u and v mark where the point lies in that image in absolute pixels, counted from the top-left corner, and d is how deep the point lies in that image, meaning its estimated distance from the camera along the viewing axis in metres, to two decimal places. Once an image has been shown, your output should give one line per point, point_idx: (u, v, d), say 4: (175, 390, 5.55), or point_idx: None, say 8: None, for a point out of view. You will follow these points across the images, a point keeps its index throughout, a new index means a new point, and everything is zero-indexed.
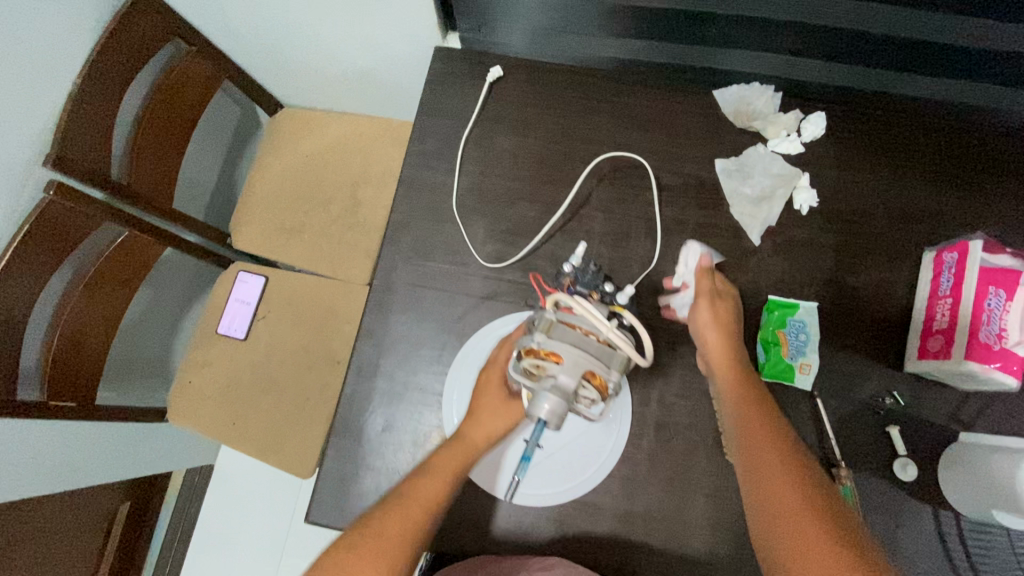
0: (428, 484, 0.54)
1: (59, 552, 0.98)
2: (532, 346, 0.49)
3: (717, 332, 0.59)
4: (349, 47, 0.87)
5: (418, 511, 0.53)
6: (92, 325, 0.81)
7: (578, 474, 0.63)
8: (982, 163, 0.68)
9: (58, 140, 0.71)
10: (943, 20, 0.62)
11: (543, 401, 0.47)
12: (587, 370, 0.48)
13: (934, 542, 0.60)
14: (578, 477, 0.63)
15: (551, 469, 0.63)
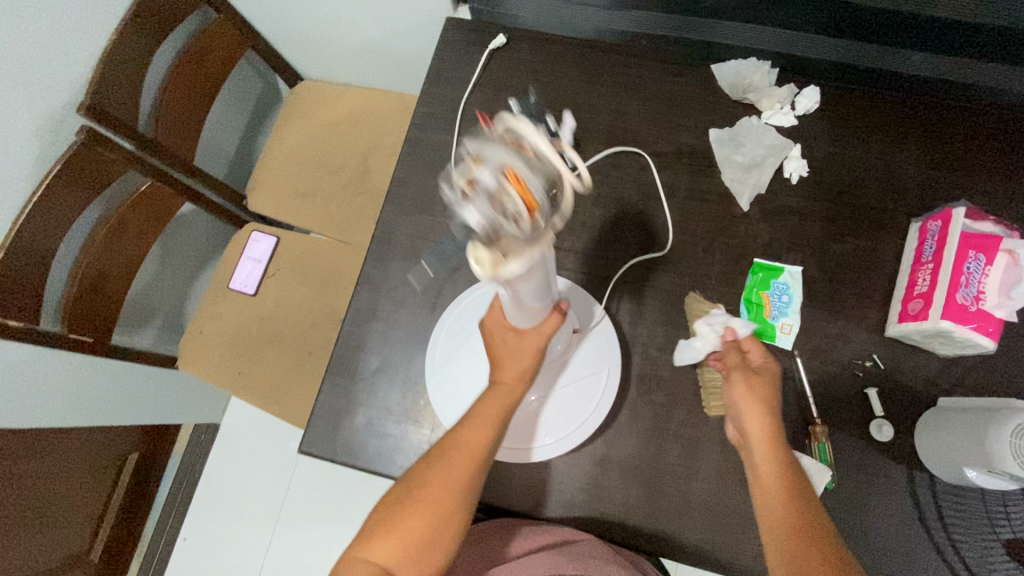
0: (460, 448, 0.51)
1: (71, 489, 1.03)
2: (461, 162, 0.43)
3: (757, 409, 0.55)
4: (365, 18, 0.92)
5: (453, 480, 0.51)
6: (114, 267, 0.86)
7: (578, 420, 0.64)
8: (975, 139, 0.69)
9: (92, 89, 0.76)
10: None
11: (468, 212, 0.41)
12: (510, 166, 0.40)
13: (909, 503, 0.61)
14: (576, 425, 0.64)
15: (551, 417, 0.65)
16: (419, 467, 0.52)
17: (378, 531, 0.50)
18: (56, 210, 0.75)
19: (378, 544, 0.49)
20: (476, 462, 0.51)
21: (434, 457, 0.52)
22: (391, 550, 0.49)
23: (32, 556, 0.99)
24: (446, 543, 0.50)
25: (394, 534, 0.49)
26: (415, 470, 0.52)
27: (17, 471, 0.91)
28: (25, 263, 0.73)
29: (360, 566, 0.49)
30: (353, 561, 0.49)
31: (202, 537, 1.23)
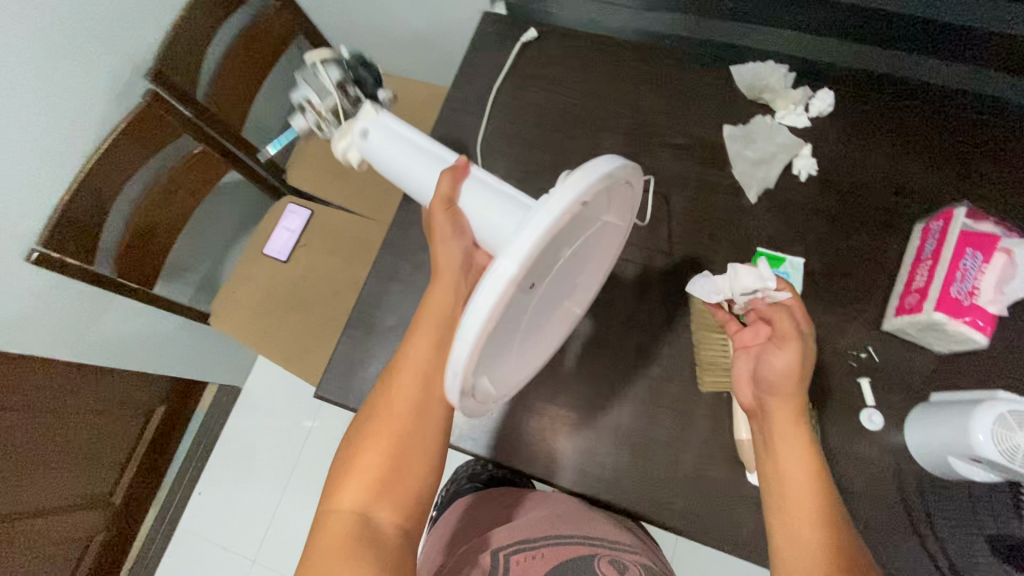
0: (400, 387, 0.57)
1: (105, 431, 1.11)
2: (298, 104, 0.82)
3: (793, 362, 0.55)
4: (408, 10, 0.99)
5: (398, 418, 0.57)
6: (161, 223, 0.95)
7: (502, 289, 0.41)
8: (982, 146, 0.71)
9: (160, 57, 0.85)
10: None
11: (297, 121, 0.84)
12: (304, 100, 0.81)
13: (894, 490, 0.62)
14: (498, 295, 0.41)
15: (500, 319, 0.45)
16: (367, 414, 0.58)
17: (346, 473, 0.56)
18: (119, 162, 0.83)
19: (348, 491, 0.55)
20: (415, 396, 0.57)
21: (378, 403, 0.58)
22: (358, 492, 0.55)
23: (65, 490, 1.06)
24: (410, 477, 0.56)
25: (357, 476, 0.55)
26: (363, 418, 0.58)
27: (62, 407, 0.99)
28: (88, 206, 0.81)
29: (340, 505, 0.55)
30: (330, 513, 0.54)
31: (224, 493, 1.35)
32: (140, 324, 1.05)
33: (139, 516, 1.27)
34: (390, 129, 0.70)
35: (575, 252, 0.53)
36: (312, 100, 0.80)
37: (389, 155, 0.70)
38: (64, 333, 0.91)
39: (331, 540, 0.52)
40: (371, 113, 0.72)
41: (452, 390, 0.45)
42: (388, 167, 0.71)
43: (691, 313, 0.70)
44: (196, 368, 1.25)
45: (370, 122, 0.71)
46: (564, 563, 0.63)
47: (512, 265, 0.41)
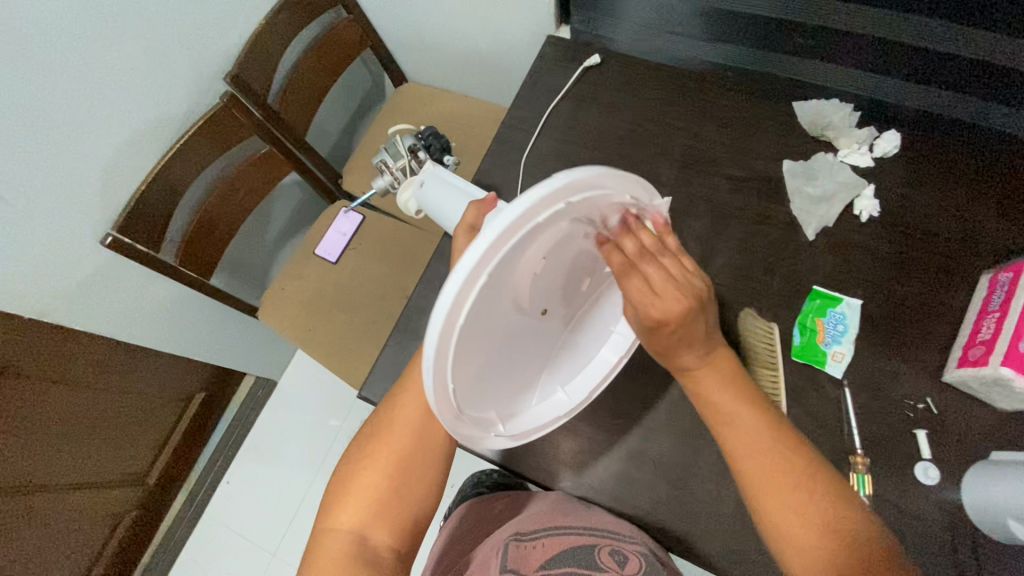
0: (402, 409, 0.57)
1: (146, 412, 1.16)
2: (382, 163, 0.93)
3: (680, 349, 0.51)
4: (474, 29, 1.02)
5: (398, 440, 0.56)
6: (225, 219, 0.99)
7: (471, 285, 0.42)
8: None
9: (239, 62, 0.90)
10: None
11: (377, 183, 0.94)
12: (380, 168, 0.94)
13: (948, 551, 0.59)
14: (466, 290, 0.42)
15: (478, 318, 0.44)
16: (366, 433, 0.58)
17: (345, 493, 0.55)
18: (192, 159, 0.89)
19: (345, 511, 0.55)
20: (416, 420, 0.57)
21: (378, 424, 0.57)
22: (355, 513, 0.54)
23: (106, 464, 1.11)
24: (406, 498, 0.56)
25: (354, 496, 0.55)
26: (363, 437, 0.58)
27: (112, 384, 1.04)
28: (160, 198, 0.87)
29: (338, 525, 0.54)
30: (326, 532, 0.54)
31: (249, 482, 1.37)
32: (191, 312, 1.09)
33: (171, 495, 1.32)
34: (447, 181, 0.73)
35: (576, 270, 0.52)
36: (387, 161, 0.93)
37: (443, 205, 0.72)
38: (122, 313, 0.96)
39: (328, 560, 0.52)
40: (430, 169, 0.77)
41: (428, 385, 0.45)
42: (440, 215, 0.74)
43: (740, 346, 0.70)
44: (242, 358, 1.29)
45: (428, 175, 0.76)
46: (562, 552, 0.61)
47: (481, 248, 0.40)
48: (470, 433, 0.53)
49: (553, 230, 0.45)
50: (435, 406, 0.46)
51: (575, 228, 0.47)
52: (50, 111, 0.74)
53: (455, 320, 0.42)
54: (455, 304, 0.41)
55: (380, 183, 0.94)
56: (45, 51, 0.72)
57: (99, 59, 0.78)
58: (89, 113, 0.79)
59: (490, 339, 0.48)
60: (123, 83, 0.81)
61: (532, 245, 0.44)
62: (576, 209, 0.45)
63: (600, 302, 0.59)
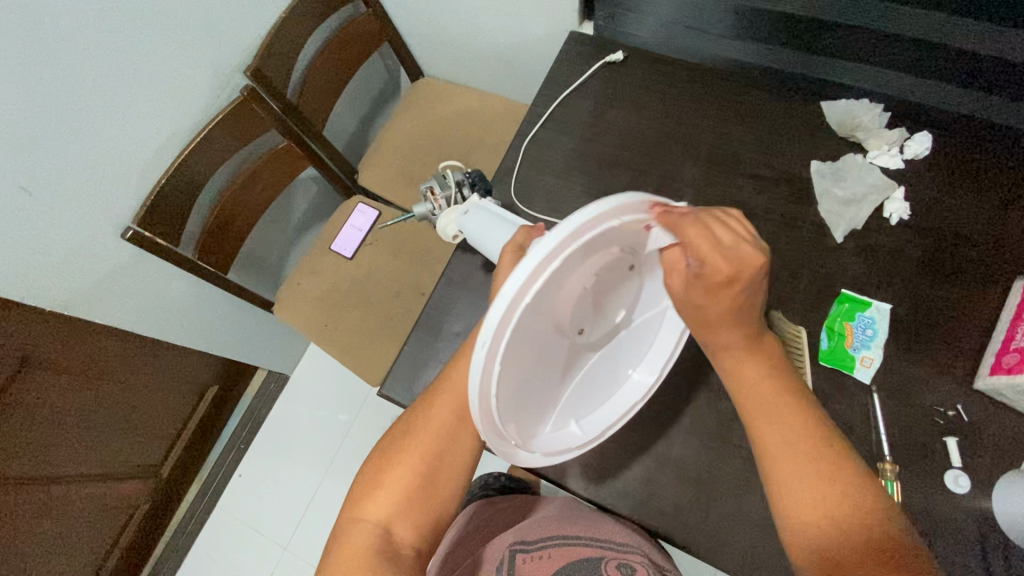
0: (439, 405, 0.55)
1: (160, 404, 1.16)
2: (430, 186, 0.81)
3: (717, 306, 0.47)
4: (494, 25, 1.01)
5: (433, 436, 0.54)
6: (243, 215, 0.99)
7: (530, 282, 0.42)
8: None
9: (259, 56, 0.90)
10: None
11: (417, 207, 0.83)
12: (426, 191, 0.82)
13: (978, 562, 0.58)
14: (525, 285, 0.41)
15: (527, 322, 0.44)
16: (399, 428, 0.56)
17: (372, 487, 0.53)
18: (211, 153, 0.88)
19: (373, 503, 0.52)
20: (452, 417, 0.55)
21: (413, 417, 0.56)
22: (382, 505, 0.52)
23: (120, 456, 1.12)
24: (435, 498, 0.53)
25: (383, 488, 0.53)
26: (397, 430, 0.56)
27: (127, 376, 1.04)
28: (179, 191, 0.87)
29: (363, 519, 0.52)
30: (352, 523, 0.52)
31: (260, 476, 1.37)
32: (207, 305, 1.09)
33: (183, 488, 1.33)
34: (492, 213, 0.69)
35: (619, 299, 0.52)
36: (434, 188, 0.80)
37: (485, 234, 0.69)
38: (138, 306, 0.96)
39: (353, 550, 0.50)
40: (475, 200, 0.73)
41: (474, 366, 0.42)
42: (483, 244, 0.71)
43: None
44: (257, 353, 1.29)
45: (473, 205, 0.72)
46: (572, 562, 0.62)
47: (559, 235, 0.41)
48: (495, 441, 0.50)
49: (614, 242, 0.46)
50: (472, 398, 0.44)
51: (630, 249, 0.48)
52: (70, 104, 0.74)
53: (517, 300, 0.41)
54: (521, 284, 0.41)
55: (422, 208, 0.83)
56: (67, 42, 0.71)
57: (121, 50, 0.77)
58: (111, 105, 0.78)
59: (532, 348, 0.47)
60: (143, 77, 0.81)
61: (596, 250, 0.45)
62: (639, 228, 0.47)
63: (631, 337, 0.58)
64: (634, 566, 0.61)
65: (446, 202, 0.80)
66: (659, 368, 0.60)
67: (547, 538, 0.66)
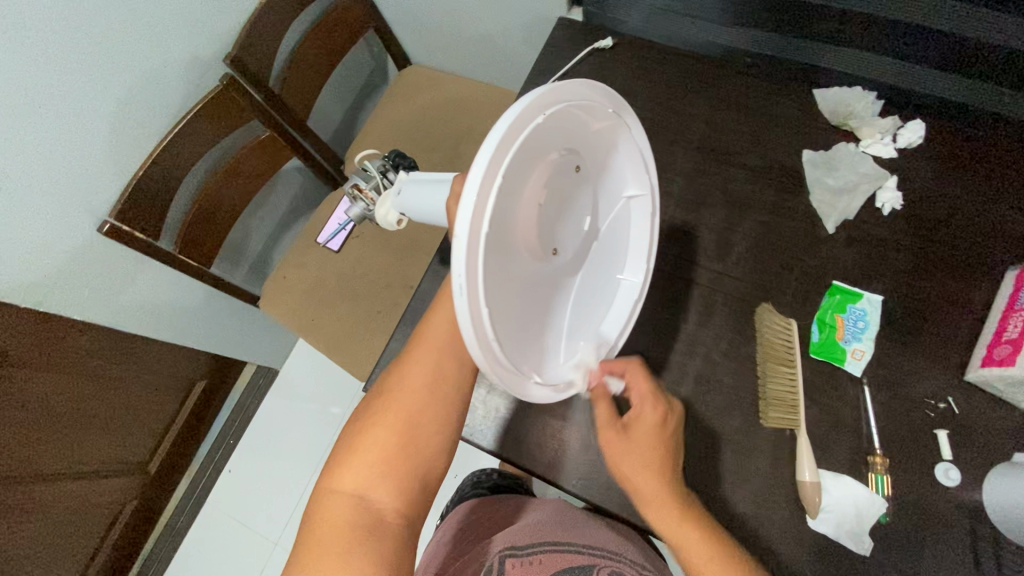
0: (414, 363, 0.54)
1: (147, 399, 1.14)
2: (352, 185, 0.76)
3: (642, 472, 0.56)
4: (482, 11, 0.99)
5: (409, 394, 0.53)
6: (223, 203, 0.97)
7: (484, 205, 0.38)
8: None
9: (240, 44, 0.87)
10: None
11: (352, 210, 0.79)
12: (350, 189, 0.77)
13: (968, 555, 0.58)
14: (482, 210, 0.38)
15: (495, 247, 0.40)
16: (377, 390, 0.55)
17: (351, 452, 0.51)
18: (189, 143, 0.86)
19: (350, 470, 0.50)
20: (428, 373, 0.54)
21: (388, 379, 0.54)
22: (360, 471, 0.50)
23: (107, 453, 1.10)
24: (417, 459, 0.52)
25: (361, 453, 0.51)
26: (373, 393, 0.54)
27: (110, 373, 1.02)
28: (158, 183, 0.84)
29: (341, 487, 0.50)
30: (328, 493, 0.50)
31: (251, 472, 1.36)
32: (191, 298, 1.07)
33: (172, 483, 1.32)
34: (428, 184, 0.57)
35: (579, 207, 0.49)
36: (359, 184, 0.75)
37: (427, 209, 0.57)
38: (119, 302, 0.94)
39: (329, 520, 0.48)
40: (405, 176, 0.62)
41: (461, 312, 0.38)
42: (431, 220, 0.58)
43: (758, 344, 0.67)
44: (245, 348, 1.28)
45: (404, 181, 0.61)
46: (559, 569, 0.58)
47: (491, 148, 0.38)
48: (515, 380, 0.45)
49: (547, 146, 0.43)
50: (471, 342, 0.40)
51: (564, 150, 0.46)
52: (42, 95, 0.71)
53: (478, 227, 0.37)
54: (477, 207, 0.37)
55: (357, 211, 0.78)
56: (37, 29, 0.68)
57: (95, 38, 0.74)
58: (85, 95, 0.76)
59: (511, 276, 0.43)
60: (119, 67, 0.78)
61: (531, 159, 0.42)
62: (564, 122, 0.44)
63: (602, 245, 0.55)
64: None
65: (376, 194, 0.75)
66: (644, 264, 0.58)
67: (534, 542, 0.62)
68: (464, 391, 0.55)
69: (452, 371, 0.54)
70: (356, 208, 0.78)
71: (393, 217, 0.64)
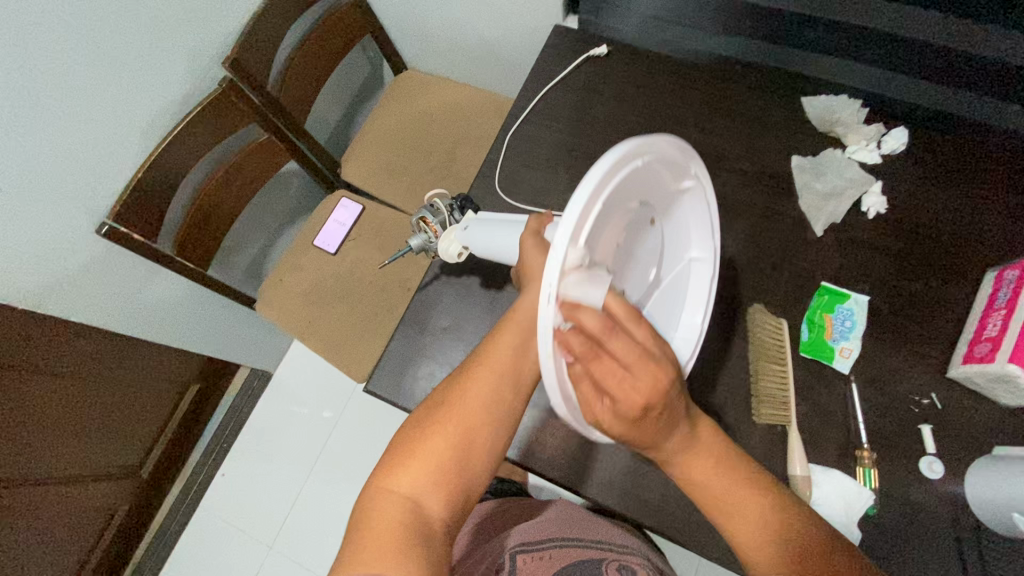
0: (475, 379, 0.54)
1: (142, 401, 1.14)
2: (422, 215, 0.76)
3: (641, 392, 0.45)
4: (478, 19, 1.00)
5: (470, 411, 0.53)
6: (222, 205, 0.98)
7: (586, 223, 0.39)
8: None
9: (238, 47, 0.88)
10: None
11: (413, 238, 0.77)
12: (418, 220, 0.77)
13: (949, 544, 0.60)
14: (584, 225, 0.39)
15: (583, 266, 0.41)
16: (435, 400, 0.55)
17: (405, 459, 0.52)
18: (188, 144, 0.86)
19: (404, 475, 0.51)
20: (489, 391, 0.54)
21: (450, 391, 0.54)
22: (414, 477, 0.51)
23: (100, 456, 1.09)
24: (468, 473, 0.53)
25: (416, 461, 0.52)
26: (432, 404, 0.55)
27: (104, 375, 1.02)
28: (157, 185, 0.85)
29: (393, 493, 0.51)
30: (381, 494, 0.51)
31: (244, 475, 1.35)
32: (188, 300, 1.07)
33: (164, 488, 1.31)
34: (491, 224, 0.68)
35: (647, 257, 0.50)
36: (426, 216, 0.75)
37: (495, 241, 0.66)
38: (114, 303, 0.93)
39: (381, 523, 0.49)
40: (472, 216, 0.72)
41: (544, 322, 0.38)
42: (491, 254, 0.68)
43: (749, 343, 0.69)
44: (239, 350, 1.28)
45: (472, 220, 0.71)
46: (569, 562, 0.60)
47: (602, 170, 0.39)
48: (573, 413, 0.44)
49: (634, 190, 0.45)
50: (547, 359, 0.39)
51: (648, 202, 0.48)
52: (42, 94, 0.71)
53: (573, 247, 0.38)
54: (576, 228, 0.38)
55: (417, 240, 0.77)
56: (39, 32, 0.69)
57: (96, 41, 0.75)
58: (85, 97, 0.76)
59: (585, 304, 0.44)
60: (119, 67, 0.79)
61: (620, 199, 0.43)
62: (653, 175, 0.46)
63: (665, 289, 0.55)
64: (636, 569, 0.60)
65: (441, 228, 0.75)
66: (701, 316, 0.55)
67: (540, 540, 0.64)
68: (519, 412, 0.56)
69: (511, 393, 0.55)
70: (418, 237, 0.77)
71: (456, 250, 0.71)
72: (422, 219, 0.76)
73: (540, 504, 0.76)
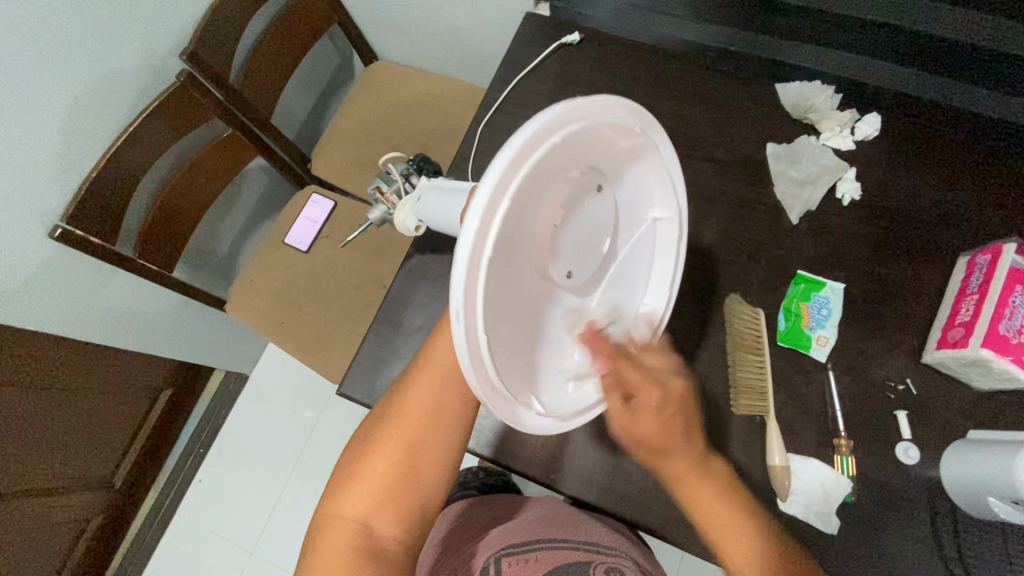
0: (417, 388, 0.53)
1: (111, 410, 1.10)
2: (375, 186, 0.76)
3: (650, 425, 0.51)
4: (448, 6, 0.98)
5: (410, 424, 0.52)
6: (185, 206, 0.94)
7: (495, 212, 0.38)
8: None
9: (194, 38, 0.83)
10: (995, 25, 0.63)
11: (371, 212, 0.78)
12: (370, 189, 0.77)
13: (926, 528, 0.61)
14: (493, 217, 0.37)
15: (503, 252, 0.40)
16: (379, 415, 0.54)
17: (352, 480, 0.52)
18: (145, 142, 0.82)
19: (351, 497, 0.51)
20: (430, 401, 0.53)
21: (392, 404, 0.53)
22: (361, 498, 0.51)
23: (71, 467, 1.06)
24: (418, 489, 0.52)
25: (363, 480, 0.51)
26: (375, 419, 0.54)
27: (70, 385, 0.98)
28: (113, 186, 0.81)
29: (342, 517, 0.50)
30: (330, 517, 0.51)
31: (223, 481, 1.33)
32: (154, 303, 1.03)
33: (139, 498, 1.27)
34: (446, 188, 0.61)
35: (595, 230, 0.47)
36: (380, 185, 0.76)
37: (446, 214, 0.60)
38: (75, 310, 0.90)
39: (332, 549, 0.49)
40: (424, 184, 0.66)
41: (456, 320, 0.38)
42: (447, 228, 0.62)
43: (726, 334, 0.68)
44: (211, 354, 1.24)
45: (424, 189, 0.65)
46: (559, 566, 0.60)
47: (510, 152, 0.37)
48: (505, 405, 0.43)
49: (567, 168, 0.43)
50: (462, 355, 0.39)
51: (589, 168, 0.45)
52: None
53: (479, 249, 0.37)
54: (482, 226, 0.37)
55: (375, 212, 0.77)
56: None
57: (39, 31, 0.70)
58: (28, 93, 0.72)
59: (517, 292, 0.43)
60: (63, 62, 0.74)
61: (551, 177, 0.42)
62: (585, 137, 0.43)
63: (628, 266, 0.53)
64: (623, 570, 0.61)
65: (397, 196, 0.75)
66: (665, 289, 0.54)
67: (529, 541, 0.63)
68: (467, 417, 0.54)
69: (458, 404, 0.53)
70: (376, 209, 0.77)
71: (411, 222, 0.68)
72: (375, 189, 0.76)
73: (521, 500, 0.75)
